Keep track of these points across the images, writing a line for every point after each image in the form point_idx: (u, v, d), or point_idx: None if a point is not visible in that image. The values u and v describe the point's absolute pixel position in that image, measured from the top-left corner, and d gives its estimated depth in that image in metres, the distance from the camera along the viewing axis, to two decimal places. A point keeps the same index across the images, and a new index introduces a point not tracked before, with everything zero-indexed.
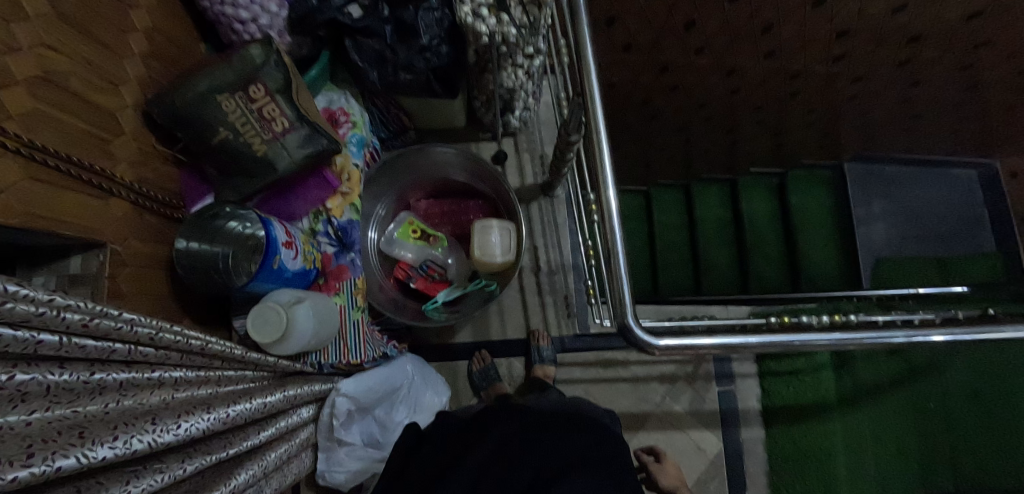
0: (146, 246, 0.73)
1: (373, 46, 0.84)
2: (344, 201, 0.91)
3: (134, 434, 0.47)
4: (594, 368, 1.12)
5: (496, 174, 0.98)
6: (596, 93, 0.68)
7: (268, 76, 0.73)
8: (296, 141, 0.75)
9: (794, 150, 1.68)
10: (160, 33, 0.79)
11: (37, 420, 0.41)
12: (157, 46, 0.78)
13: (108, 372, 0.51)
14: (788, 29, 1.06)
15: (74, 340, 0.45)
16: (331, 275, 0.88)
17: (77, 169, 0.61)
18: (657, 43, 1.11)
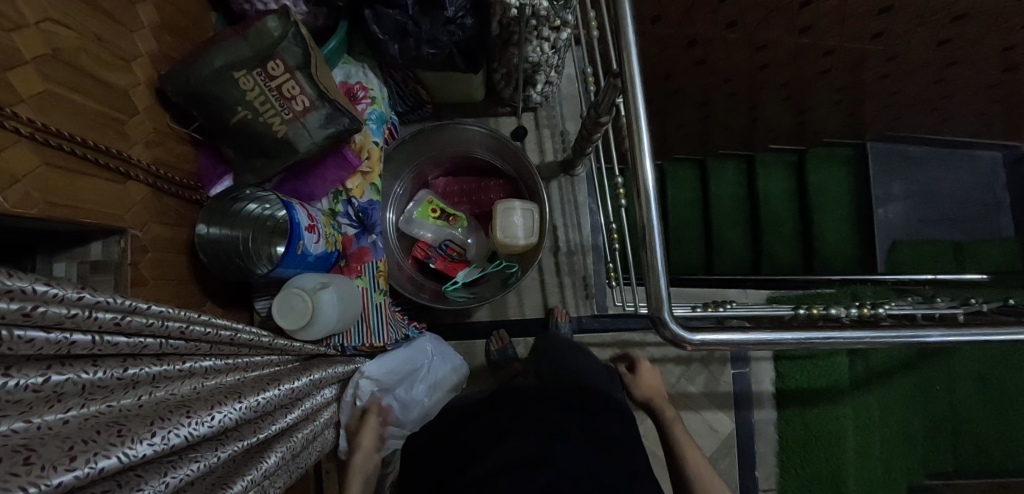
0: (165, 230, 0.71)
1: (394, 17, 0.78)
2: (365, 181, 0.88)
3: (172, 428, 0.46)
4: (611, 349, 1.13)
5: (519, 151, 0.95)
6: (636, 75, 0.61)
7: (287, 51, 0.69)
8: (317, 121, 0.71)
9: (818, 128, 1.63)
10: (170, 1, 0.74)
11: (75, 419, 0.40)
12: (168, 15, 0.73)
13: (141, 367, 0.50)
14: (828, 5, 0.99)
15: (106, 337, 0.44)
16: (352, 257, 0.86)
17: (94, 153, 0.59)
18: (687, 16, 1.04)
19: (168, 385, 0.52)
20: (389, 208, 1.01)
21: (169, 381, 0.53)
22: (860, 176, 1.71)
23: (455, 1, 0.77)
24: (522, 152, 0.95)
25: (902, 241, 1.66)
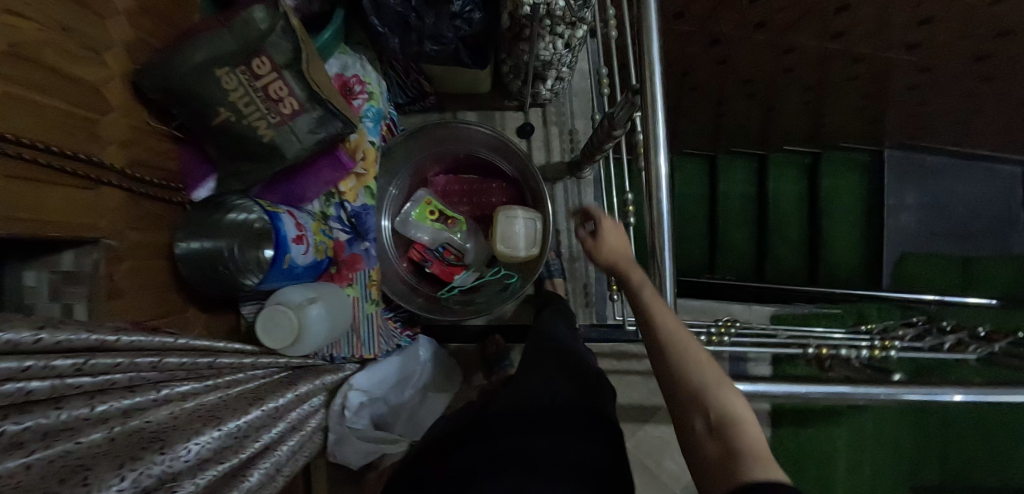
0: (141, 235, 0.67)
1: (395, 9, 0.71)
2: (359, 184, 0.83)
3: (143, 469, 0.43)
4: (608, 359, 1.11)
5: (522, 156, 0.91)
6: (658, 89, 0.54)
7: (275, 48, 0.62)
8: (306, 126, 0.66)
9: (837, 132, 1.56)
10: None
11: (38, 463, 0.37)
12: None
13: (110, 402, 0.46)
14: (866, 11, 0.91)
15: (66, 381, 0.42)
16: (343, 264, 0.82)
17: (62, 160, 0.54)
18: (713, 14, 0.96)
19: (143, 415, 0.49)
20: (385, 214, 0.96)
21: (142, 413, 0.49)
22: (875, 184, 1.66)
23: None
24: (526, 158, 0.92)
25: (909, 253, 1.62)
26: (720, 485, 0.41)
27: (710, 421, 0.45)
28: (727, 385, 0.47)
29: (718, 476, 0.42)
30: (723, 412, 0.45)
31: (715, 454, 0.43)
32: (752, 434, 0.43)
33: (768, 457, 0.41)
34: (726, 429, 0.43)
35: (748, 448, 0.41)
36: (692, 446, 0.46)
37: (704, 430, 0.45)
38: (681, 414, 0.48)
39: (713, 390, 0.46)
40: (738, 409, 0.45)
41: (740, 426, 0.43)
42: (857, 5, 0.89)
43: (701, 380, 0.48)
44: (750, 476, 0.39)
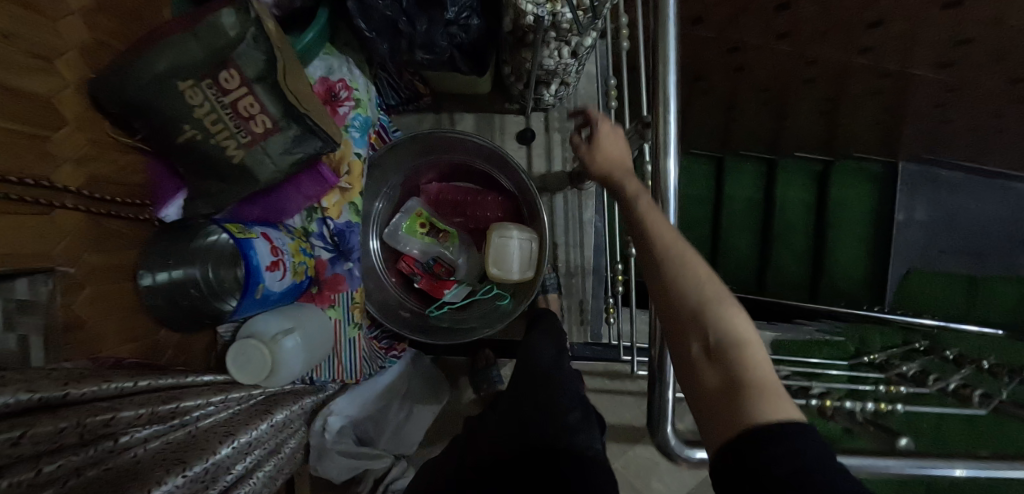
0: (102, 257, 0.61)
1: (384, 13, 0.64)
2: (343, 199, 0.78)
3: None
4: (601, 378, 1.08)
5: (526, 186, 0.86)
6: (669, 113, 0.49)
7: (246, 58, 0.56)
8: (280, 145, 0.60)
9: (853, 142, 1.49)
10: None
11: None
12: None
13: (60, 461, 0.41)
14: (901, 29, 0.83)
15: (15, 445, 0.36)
16: (326, 284, 0.78)
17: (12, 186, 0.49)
18: (733, 22, 0.89)
19: (105, 469, 0.44)
20: (376, 232, 0.92)
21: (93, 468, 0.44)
22: (887, 196, 1.60)
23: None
24: (529, 188, 0.86)
25: (915, 270, 1.58)
26: (720, 421, 0.38)
27: (710, 345, 0.41)
28: (731, 304, 0.42)
29: (718, 409, 0.39)
30: (725, 337, 0.40)
31: (714, 385, 0.39)
32: (757, 361, 0.39)
33: (775, 388, 0.37)
34: (729, 357, 0.39)
35: (753, 379, 0.38)
36: (686, 371, 0.42)
37: (701, 355, 0.41)
38: (676, 337, 0.44)
39: (714, 310, 0.41)
40: (742, 331, 0.41)
41: (746, 352, 0.39)
42: (892, 21, 0.81)
43: (701, 300, 0.42)
44: (757, 416, 0.36)
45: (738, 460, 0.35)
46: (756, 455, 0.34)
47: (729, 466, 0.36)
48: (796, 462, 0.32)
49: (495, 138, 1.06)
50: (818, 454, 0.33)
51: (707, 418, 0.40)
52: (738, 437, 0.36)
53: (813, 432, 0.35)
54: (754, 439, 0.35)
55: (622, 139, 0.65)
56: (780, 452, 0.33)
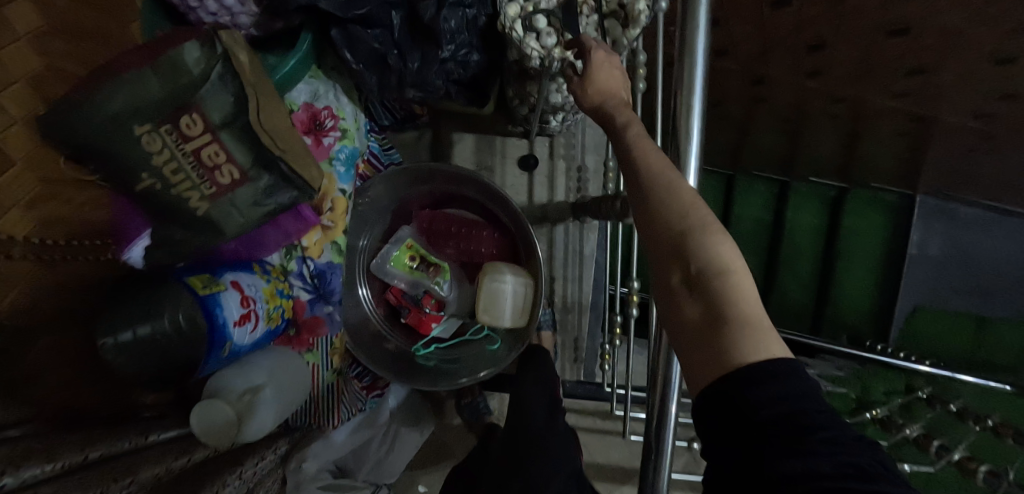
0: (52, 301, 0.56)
1: (373, 46, 0.58)
2: (325, 238, 0.73)
3: None
4: (591, 417, 1.04)
5: (523, 224, 0.81)
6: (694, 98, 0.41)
7: (212, 103, 0.51)
8: (248, 197, 0.55)
9: (872, 171, 1.42)
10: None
11: None
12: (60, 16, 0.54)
13: None
14: (941, 78, 0.75)
15: None
16: (303, 326, 0.74)
17: None
18: (759, 57, 0.81)
19: None
20: (361, 281, 0.86)
21: None
22: (902, 229, 1.53)
23: (456, 38, 0.57)
24: (525, 224, 0.81)
25: (922, 308, 1.53)
26: (700, 355, 0.34)
27: (691, 272, 0.35)
28: (716, 228, 0.36)
29: (698, 342, 0.34)
30: (710, 264, 0.34)
31: (695, 319, 0.35)
32: (744, 289, 0.34)
33: (762, 322, 0.33)
34: (712, 288, 0.34)
35: (739, 314, 0.33)
36: (663, 302, 0.38)
37: (681, 284, 0.36)
38: (656, 265, 0.38)
39: (698, 235, 0.35)
40: (728, 257, 0.35)
41: (731, 281, 0.34)
42: (934, 71, 0.73)
43: (684, 225, 0.37)
44: (739, 354, 0.32)
45: (720, 401, 0.31)
46: (738, 397, 0.30)
47: (709, 401, 0.32)
48: (782, 402, 0.29)
49: (495, 161, 1.00)
50: (805, 392, 0.30)
51: (685, 349, 0.36)
52: (721, 378, 0.32)
53: (800, 367, 0.31)
54: (734, 381, 0.30)
55: (620, 71, 0.50)
56: (763, 387, 0.29)
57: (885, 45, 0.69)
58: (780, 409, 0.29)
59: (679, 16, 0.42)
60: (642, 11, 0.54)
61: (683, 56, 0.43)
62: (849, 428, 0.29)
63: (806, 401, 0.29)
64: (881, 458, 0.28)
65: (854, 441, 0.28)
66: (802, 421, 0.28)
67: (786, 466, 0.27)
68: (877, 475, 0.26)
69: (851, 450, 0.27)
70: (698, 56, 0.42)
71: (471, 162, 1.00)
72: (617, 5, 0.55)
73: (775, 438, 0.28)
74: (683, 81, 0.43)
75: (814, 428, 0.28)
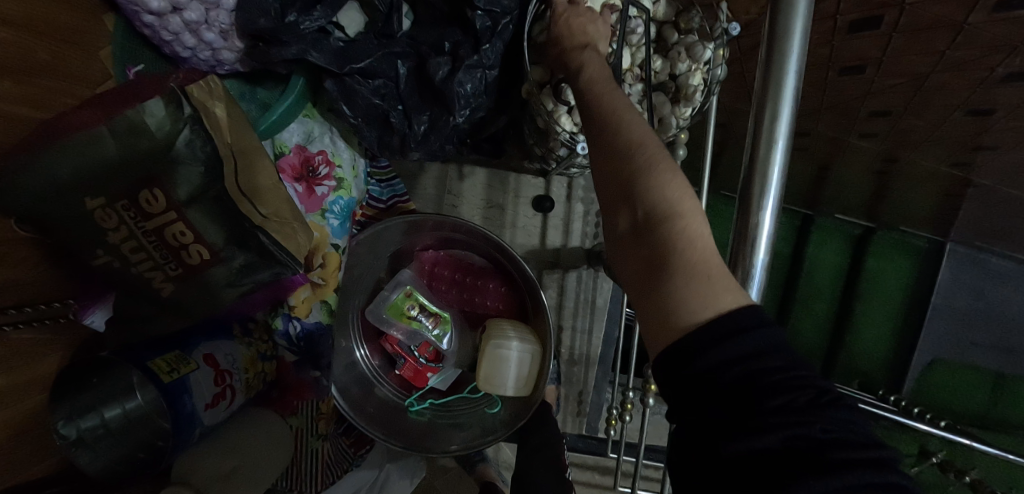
0: (7, 378, 0.46)
1: (375, 104, 0.50)
2: (314, 296, 0.65)
3: None
4: (590, 473, 0.99)
5: (534, 286, 0.74)
6: (782, 126, 0.34)
7: (181, 177, 0.43)
8: (224, 277, 0.48)
9: (906, 216, 1.32)
10: (23, 23, 0.44)
11: None
12: (24, 55, 0.45)
13: None
14: (1016, 157, 0.68)
15: None
16: (288, 389, 0.68)
17: None
18: (814, 111, 0.71)
19: None
20: (357, 339, 0.81)
21: None
22: (927, 275, 1.46)
23: (471, 100, 0.50)
24: (536, 284, 0.74)
25: (941, 360, 1.46)
26: (649, 308, 0.33)
27: (640, 219, 0.33)
28: (664, 168, 0.33)
29: (646, 296, 0.33)
30: (657, 210, 0.33)
31: (642, 269, 0.34)
32: (694, 235, 0.32)
33: (706, 269, 0.31)
34: (657, 236, 0.32)
35: (684, 261, 0.31)
36: (614, 249, 0.36)
37: (630, 231, 0.34)
38: (605, 213, 0.37)
39: (644, 179, 0.33)
40: (676, 200, 0.33)
41: (676, 226, 0.32)
42: (1005, 149, 0.66)
43: (633, 166, 0.34)
44: (687, 311, 0.31)
45: (671, 362, 0.30)
46: (689, 358, 0.29)
47: (661, 367, 0.31)
48: (735, 359, 0.28)
49: (506, 200, 0.91)
50: (760, 347, 0.29)
51: (636, 300, 0.35)
52: (673, 340, 0.31)
53: (770, 329, 0.29)
54: (687, 346, 0.29)
55: (587, 22, 0.47)
56: (712, 349, 0.28)
57: (961, 121, 0.61)
58: (732, 372, 0.28)
59: (749, 127, 0.36)
60: (695, 86, 0.50)
61: (751, 176, 0.35)
62: (803, 387, 0.27)
63: (753, 361, 0.28)
64: (843, 417, 0.26)
65: (809, 404, 0.26)
66: (753, 388, 0.27)
67: (737, 441, 0.26)
68: (824, 443, 0.25)
69: (801, 419, 0.25)
70: (774, 174, 0.35)
71: (481, 198, 0.92)
72: (669, 75, 0.51)
73: (733, 404, 0.27)
74: (753, 201, 0.35)
75: (765, 394, 0.26)
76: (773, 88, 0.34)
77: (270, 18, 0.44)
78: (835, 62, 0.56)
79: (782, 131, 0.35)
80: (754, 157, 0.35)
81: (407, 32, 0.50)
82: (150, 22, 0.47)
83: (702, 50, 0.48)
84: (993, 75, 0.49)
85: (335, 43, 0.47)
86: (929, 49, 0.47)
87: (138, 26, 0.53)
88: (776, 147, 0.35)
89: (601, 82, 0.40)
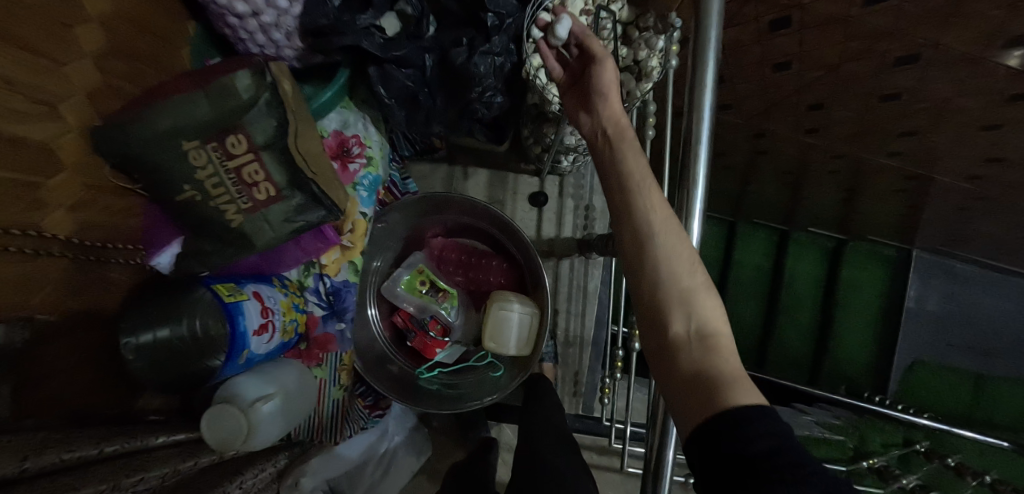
0: (77, 287, 0.58)
1: (406, 81, 0.64)
2: (343, 257, 0.77)
3: None
4: (589, 452, 1.04)
5: (533, 256, 0.83)
6: (710, 57, 0.46)
7: (256, 126, 0.55)
8: (281, 213, 0.59)
9: (870, 226, 1.45)
10: (129, 17, 0.59)
11: None
12: (121, 37, 0.58)
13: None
14: (932, 143, 0.80)
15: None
16: (315, 342, 0.76)
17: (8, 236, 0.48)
18: (766, 111, 0.86)
19: None
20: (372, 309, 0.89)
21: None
22: (899, 282, 1.56)
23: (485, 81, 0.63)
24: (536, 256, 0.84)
25: (921, 361, 1.54)
26: (697, 397, 0.40)
27: (695, 331, 0.42)
28: (710, 296, 0.45)
29: (698, 388, 0.40)
30: (705, 323, 0.43)
31: (685, 371, 0.41)
32: (729, 351, 0.42)
33: (741, 374, 0.40)
34: (705, 349, 0.42)
35: (725, 373, 0.40)
36: (667, 350, 0.43)
37: (683, 334, 0.43)
38: (661, 315, 0.44)
39: (698, 301, 0.44)
40: (717, 320, 0.43)
41: (720, 341, 0.42)
42: (927, 134, 0.77)
43: (686, 288, 0.44)
44: (730, 396, 0.38)
45: (703, 433, 0.37)
46: (722, 429, 0.36)
47: (703, 439, 0.37)
48: (758, 438, 0.34)
49: (506, 196, 1.04)
50: (777, 430, 0.35)
51: (681, 392, 0.41)
52: (718, 418, 0.37)
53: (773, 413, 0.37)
54: (731, 417, 0.36)
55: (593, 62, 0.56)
56: (752, 421, 0.35)
57: (880, 108, 0.74)
58: (764, 442, 0.34)
59: (690, 65, 0.48)
60: (654, 67, 0.63)
61: (692, 98, 0.47)
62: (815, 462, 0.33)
63: (782, 438, 0.34)
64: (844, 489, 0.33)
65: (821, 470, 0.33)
66: (785, 453, 0.33)
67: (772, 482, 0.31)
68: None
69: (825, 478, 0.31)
70: (707, 90, 0.47)
71: (484, 195, 1.04)
72: (633, 60, 0.65)
73: (770, 463, 0.32)
74: (692, 115, 0.47)
75: (790, 457, 0.33)
76: (694, 137, 0.47)
77: (330, 19, 0.58)
78: (768, 59, 0.70)
79: (706, 99, 0.47)
80: (694, 92, 0.47)
81: (432, 34, 0.65)
82: (230, 23, 0.62)
83: (656, 40, 0.62)
84: (888, 61, 0.62)
85: (379, 38, 0.61)
86: (834, 41, 0.61)
87: (216, 27, 0.67)
88: (697, 176, 0.47)
89: (638, 176, 0.49)
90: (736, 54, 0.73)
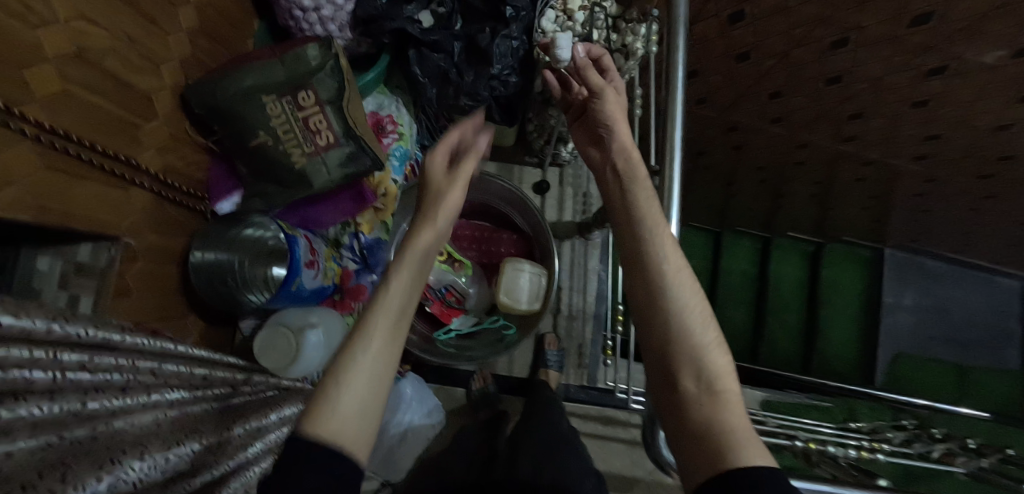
0: (157, 220, 0.67)
1: (438, 61, 0.78)
2: (376, 218, 0.87)
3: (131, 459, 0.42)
4: (594, 422, 1.08)
5: (539, 225, 0.94)
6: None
7: (321, 84, 0.67)
8: (337, 158, 0.70)
9: (842, 226, 1.58)
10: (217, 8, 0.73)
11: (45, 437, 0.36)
12: (209, 22, 0.72)
13: (103, 401, 0.44)
14: (876, 122, 0.94)
15: (66, 375, 0.41)
16: (348, 293, 0.84)
17: (106, 159, 0.58)
18: (735, 102, 1.01)
19: (126, 418, 0.46)
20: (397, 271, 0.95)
21: (130, 412, 0.47)
22: (875, 279, 1.68)
23: (503, 60, 0.77)
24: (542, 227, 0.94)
25: (902, 353, 1.64)
26: (702, 456, 0.41)
27: (702, 384, 0.44)
28: (719, 347, 0.47)
29: (703, 447, 0.41)
30: (711, 374, 0.44)
31: (694, 427, 0.42)
32: (736, 408, 0.43)
33: (750, 436, 0.41)
34: (715, 402, 0.43)
35: (733, 433, 0.41)
36: (675, 402, 0.45)
37: (692, 389, 0.44)
38: (669, 367, 0.46)
39: (706, 353, 0.45)
40: (723, 368, 0.45)
41: (727, 395, 0.43)
42: (870, 114, 0.92)
43: (692, 340, 0.46)
44: (733, 460, 0.39)
45: None
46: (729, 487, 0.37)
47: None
48: None
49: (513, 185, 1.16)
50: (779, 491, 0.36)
51: (687, 449, 0.42)
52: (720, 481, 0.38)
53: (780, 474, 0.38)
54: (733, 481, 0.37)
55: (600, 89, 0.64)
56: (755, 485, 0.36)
57: (827, 90, 0.89)
58: None
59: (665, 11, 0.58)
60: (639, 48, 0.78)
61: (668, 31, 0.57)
62: None
63: None
64: None
65: None
66: None
67: None
68: None
69: None
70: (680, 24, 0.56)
71: None
72: (622, 44, 0.80)
73: None
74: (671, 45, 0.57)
75: None
76: (671, 125, 0.55)
77: (378, 10, 0.75)
78: (731, 50, 0.86)
79: (681, 14, 0.56)
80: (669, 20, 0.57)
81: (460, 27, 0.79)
82: (297, 16, 0.77)
83: (639, 27, 0.77)
84: (824, 45, 0.78)
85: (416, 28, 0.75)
86: (779, 28, 0.77)
87: (281, 23, 0.82)
88: (675, 95, 0.56)
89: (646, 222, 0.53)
90: (705, 49, 0.89)
